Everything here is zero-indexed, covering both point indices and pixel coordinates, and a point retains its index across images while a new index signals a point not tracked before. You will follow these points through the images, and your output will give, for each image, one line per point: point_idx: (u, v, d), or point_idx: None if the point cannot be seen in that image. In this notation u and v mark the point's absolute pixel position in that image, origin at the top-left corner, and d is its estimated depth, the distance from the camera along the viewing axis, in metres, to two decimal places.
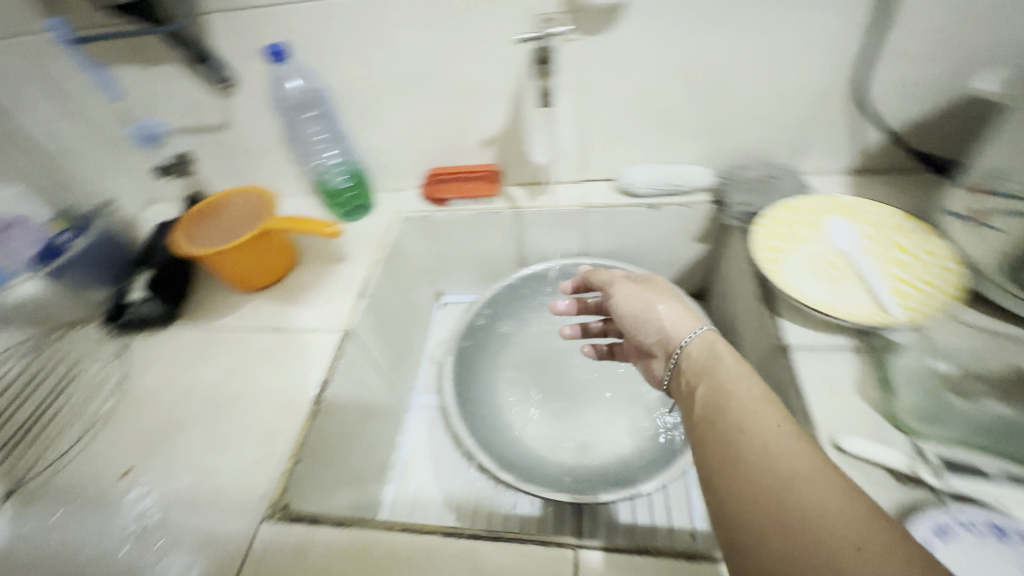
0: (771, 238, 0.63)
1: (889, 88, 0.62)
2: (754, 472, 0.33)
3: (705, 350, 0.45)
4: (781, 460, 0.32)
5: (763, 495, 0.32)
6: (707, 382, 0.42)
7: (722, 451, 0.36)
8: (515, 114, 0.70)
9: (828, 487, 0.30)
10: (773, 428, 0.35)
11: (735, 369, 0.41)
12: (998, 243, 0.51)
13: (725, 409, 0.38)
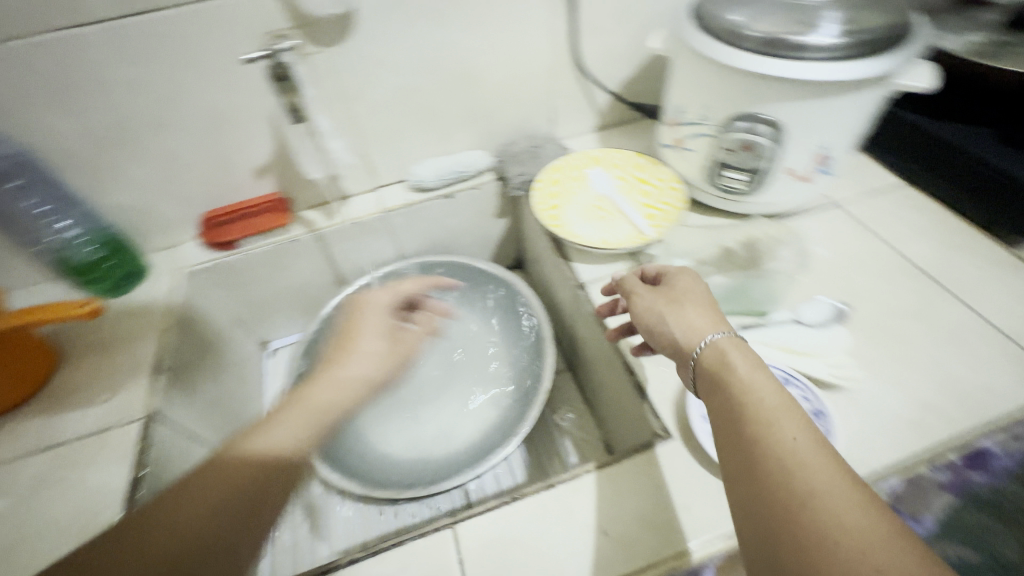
0: (550, 198, 0.72)
1: (596, 57, 0.75)
2: (776, 488, 0.30)
3: (720, 357, 0.39)
4: (802, 469, 0.30)
5: (784, 510, 0.29)
6: (712, 379, 0.38)
7: (739, 459, 0.33)
8: (279, 137, 0.68)
9: (851, 502, 0.28)
10: (787, 436, 0.32)
11: (747, 364, 0.37)
12: (697, 160, 0.66)
13: (735, 410, 0.35)
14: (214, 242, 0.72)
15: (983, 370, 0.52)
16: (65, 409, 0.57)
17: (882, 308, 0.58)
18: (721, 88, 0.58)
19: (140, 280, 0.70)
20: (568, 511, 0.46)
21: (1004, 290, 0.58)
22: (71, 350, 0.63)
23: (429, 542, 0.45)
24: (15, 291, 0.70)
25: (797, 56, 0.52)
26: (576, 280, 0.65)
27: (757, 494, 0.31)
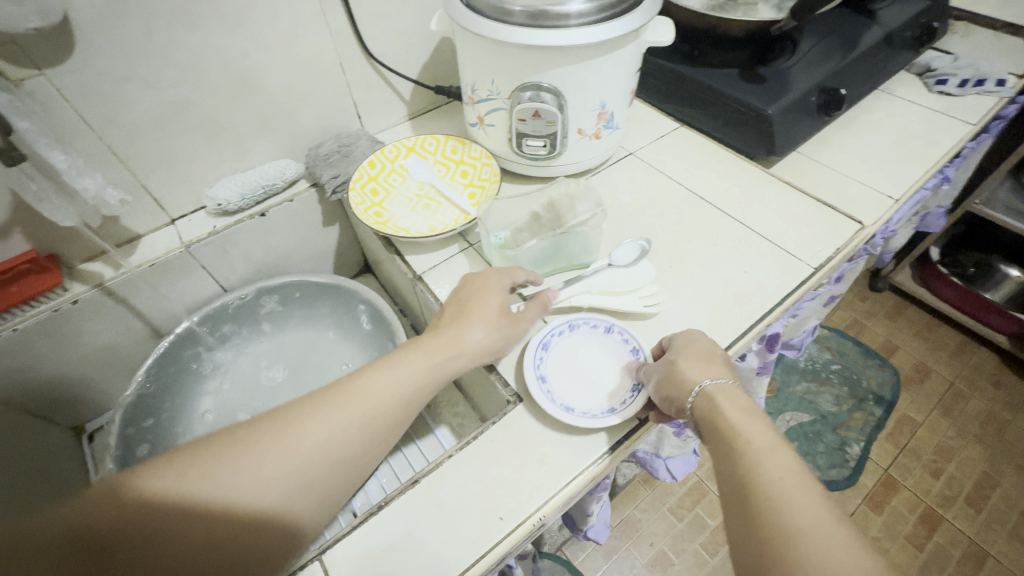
0: (370, 195, 0.70)
1: (386, 45, 0.73)
2: (771, 529, 0.35)
3: (711, 405, 0.44)
4: (798, 502, 0.35)
5: (777, 550, 0.34)
6: (707, 428, 0.43)
7: (740, 487, 0.38)
8: (14, 184, 0.56)
9: (844, 539, 0.33)
10: (774, 479, 0.37)
11: (739, 412, 0.43)
12: (500, 134, 0.69)
13: (732, 456, 0.40)
14: None
15: (754, 271, 0.62)
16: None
17: (676, 235, 0.66)
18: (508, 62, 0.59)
19: None
20: (434, 499, 0.46)
21: (760, 199, 0.71)
22: None
23: None
24: None
25: (562, 25, 0.56)
26: (412, 274, 0.64)
27: (755, 535, 0.35)
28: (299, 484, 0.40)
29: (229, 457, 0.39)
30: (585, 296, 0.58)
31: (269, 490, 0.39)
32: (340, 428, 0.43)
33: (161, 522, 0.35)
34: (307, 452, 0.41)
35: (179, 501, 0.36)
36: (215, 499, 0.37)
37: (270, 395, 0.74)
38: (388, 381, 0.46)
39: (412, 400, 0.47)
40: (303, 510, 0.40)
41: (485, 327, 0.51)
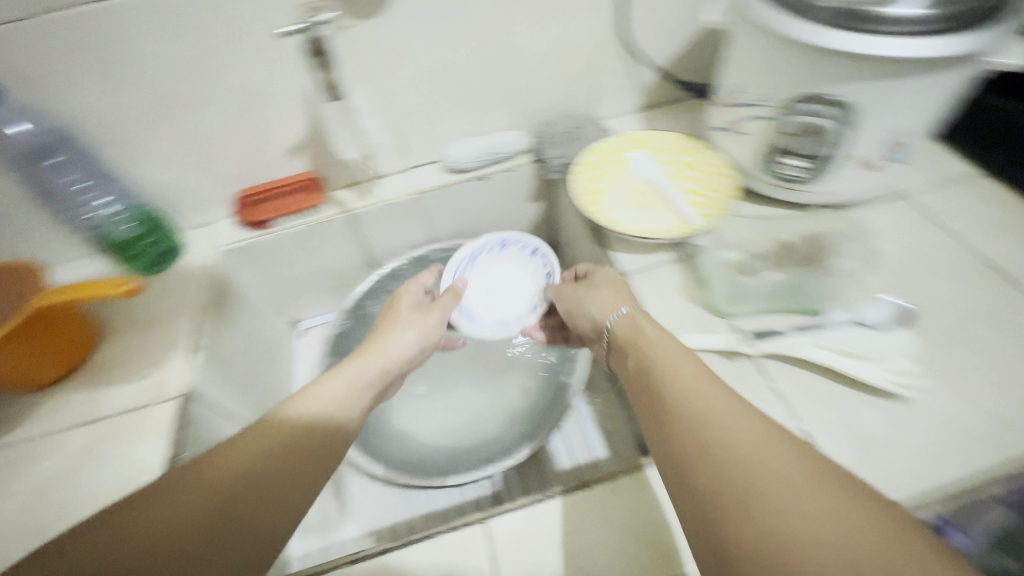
0: (589, 183, 0.68)
1: (645, 32, 0.70)
2: (741, 506, 0.28)
3: (626, 326, 0.47)
4: (750, 453, 0.30)
5: (758, 533, 0.27)
6: (648, 378, 0.39)
7: (689, 452, 0.32)
8: (314, 114, 0.66)
9: (786, 473, 0.29)
10: (736, 440, 0.31)
11: (674, 355, 0.40)
12: (751, 145, 0.62)
13: (679, 423, 0.34)
14: (251, 222, 0.72)
15: None
16: (113, 375, 0.60)
17: (952, 310, 0.53)
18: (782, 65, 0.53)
19: (175, 258, 0.69)
20: (605, 513, 0.44)
21: None
22: (111, 324, 0.65)
23: (459, 536, 0.44)
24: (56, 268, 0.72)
25: (861, 29, 0.46)
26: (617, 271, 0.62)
27: (721, 511, 0.29)
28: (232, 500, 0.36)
29: (149, 498, 0.35)
30: (824, 351, 0.50)
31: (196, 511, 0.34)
32: (334, 397, 0.46)
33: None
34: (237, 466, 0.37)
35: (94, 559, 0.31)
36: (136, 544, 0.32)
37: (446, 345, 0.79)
38: (328, 389, 0.46)
39: (354, 395, 0.47)
40: (247, 525, 0.35)
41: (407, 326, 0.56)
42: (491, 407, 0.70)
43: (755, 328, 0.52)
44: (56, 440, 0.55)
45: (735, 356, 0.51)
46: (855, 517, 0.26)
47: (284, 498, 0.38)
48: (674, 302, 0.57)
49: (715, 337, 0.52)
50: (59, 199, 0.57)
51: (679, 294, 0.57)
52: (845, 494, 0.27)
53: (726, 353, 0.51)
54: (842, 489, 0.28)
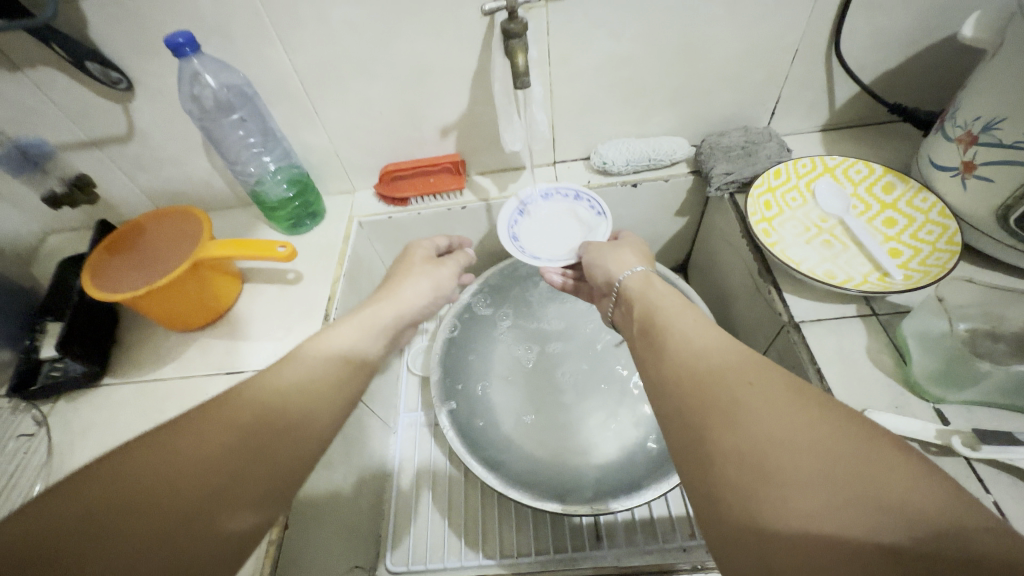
0: (761, 208, 0.61)
1: (863, 41, 0.59)
2: (733, 451, 0.28)
3: (639, 282, 0.50)
4: (775, 426, 0.28)
5: (747, 474, 0.27)
6: (655, 340, 0.40)
7: (704, 428, 0.31)
8: (475, 96, 0.63)
9: (821, 435, 0.27)
10: (740, 386, 0.31)
11: (685, 321, 0.40)
12: (989, 194, 0.49)
13: (694, 395, 0.33)
14: (391, 196, 0.72)
15: None
16: (255, 329, 0.62)
17: None
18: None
19: (317, 223, 0.72)
20: None
21: None
22: (255, 277, 0.67)
23: None
24: (211, 211, 0.77)
25: None
26: (787, 317, 0.54)
27: (720, 458, 0.29)
28: (270, 425, 0.34)
29: (193, 424, 0.33)
30: None
31: (239, 433, 0.33)
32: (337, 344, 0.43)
33: (117, 504, 0.28)
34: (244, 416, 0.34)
35: (136, 477, 0.29)
36: (181, 466, 0.30)
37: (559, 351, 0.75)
38: (342, 335, 0.44)
39: (373, 333, 0.46)
40: (271, 458, 0.33)
41: (425, 275, 0.55)
42: (603, 428, 0.67)
43: (975, 427, 0.42)
44: (200, 383, 0.58)
45: (940, 450, 0.43)
46: (837, 443, 0.26)
47: (313, 427, 0.36)
48: (859, 367, 0.49)
49: (913, 423, 0.43)
50: (230, 158, 0.64)
51: (867, 359, 0.49)
52: (835, 423, 0.27)
53: (931, 445, 0.43)
54: (831, 419, 0.27)
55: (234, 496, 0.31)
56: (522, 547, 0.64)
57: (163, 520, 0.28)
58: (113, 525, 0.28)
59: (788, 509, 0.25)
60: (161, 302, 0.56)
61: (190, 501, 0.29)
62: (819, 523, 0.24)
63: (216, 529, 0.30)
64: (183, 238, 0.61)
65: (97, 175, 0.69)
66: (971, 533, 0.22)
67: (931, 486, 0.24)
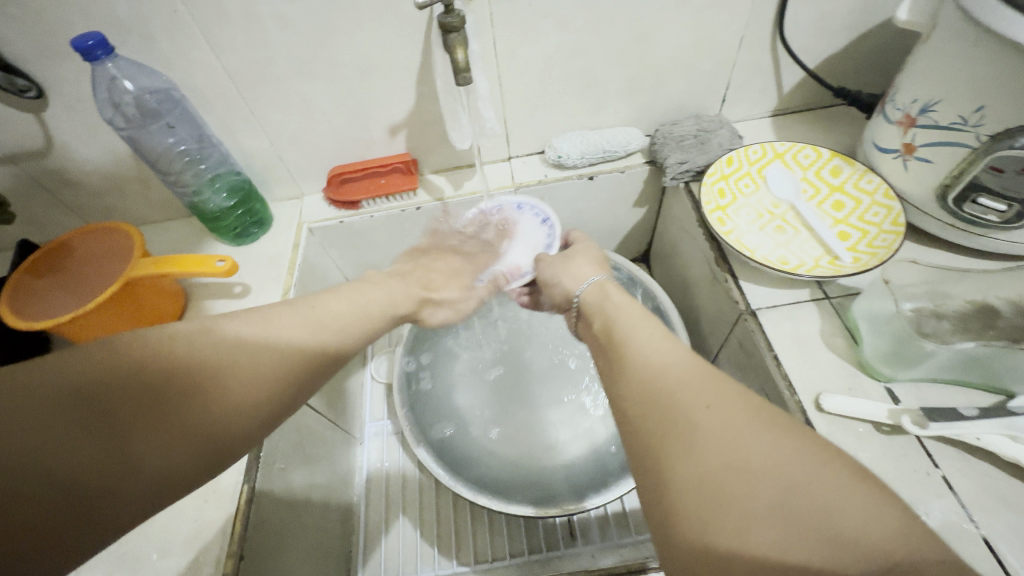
0: (716, 196, 0.61)
1: (806, 26, 0.60)
2: (688, 480, 0.25)
3: (596, 294, 0.47)
4: (740, 446, 0.25)
5: (703, 502, 0.25)
6: (617, 354, 0.36)
7: (658, 445, 0.28)
8: (421, 93, 0.61)
9: (787, 457, 0.24)
10: (696, 408, 0.28)
11: (647, 335, 0.36)
12: (928, 174, 0.51)
13: (654, 411, 0.29)
14: (342, 201, 0.70)
15: None
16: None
17: None
18: (995, 86, 0.42)
19: (264, 231, 0.69)
20: None
21: None
22: (199, 294, 0.64)
23: None
24: (149, 224, 0.72)
25: None
26: (744, 305, 0.54)
27: (678, 483, 0.26)
28: (298, 355, 0.36)
29: (195, 337, 0.32)
30: (1012, 444, 0.39)
31: (264, 353, 0.34)
32: (344, 309, 0.41)
33: (161, 378, 0.30)
34: (232, 343, 0.33)
35: (176, 360, 0.31)
36: (214, 366, 0.32)
37: (525, 348, 0.75)
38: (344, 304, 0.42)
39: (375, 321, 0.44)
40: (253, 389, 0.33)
41: (446, 305, 0.58)
42: (572, 425, 0.67)
43: (923, 406, 0.43)
44: None
45: (889, 429, 0.44)
46: (795, 465, 0.24)
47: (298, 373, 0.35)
48: (814, 351, 0.50)
49: (865, 404, 0.44)
50: (162, 168, 0.60)
51: (821, 342, 0.50)
52: (792, 444, 0.25)
53: (882, 424, 0.44)
54: (800, 439, 0.25)
55: (258, 406, 0.33)
56: (497, 552, 0.63)
57: (149, 421, 0.29)
58: (157, 398, 0.29)
59: (748, 542, 0.23)
60: (95, 328, 0.52)
61: (219, 397, 0.31)
62: (781, 554, 0.22)
63: (233, 429, 0.32)
64: (115, 254, 0.57)
65: (18, 193, 0.64)
66: (928, 567, 0.21)
67: (889, 514, 0.22)
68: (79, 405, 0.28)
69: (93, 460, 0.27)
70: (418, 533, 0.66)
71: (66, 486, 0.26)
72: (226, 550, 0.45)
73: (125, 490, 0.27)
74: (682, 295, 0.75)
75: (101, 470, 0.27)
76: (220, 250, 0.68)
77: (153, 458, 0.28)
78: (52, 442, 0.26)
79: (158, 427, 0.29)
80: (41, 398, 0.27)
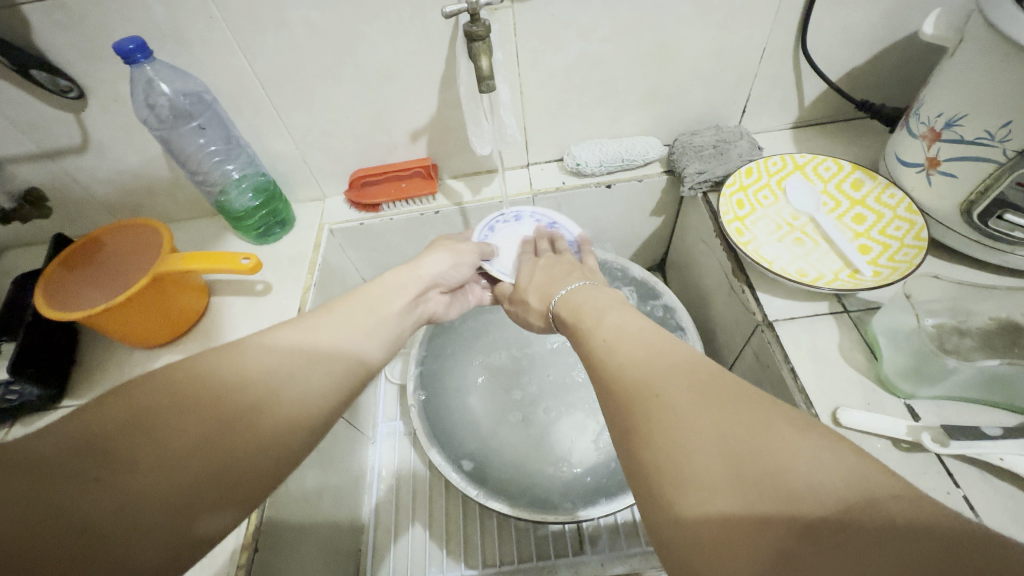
0: (734, 206, 0.61)
1: (829, 39, 0.60)
2: (656, 459, 0.27)
3: (579, 295, 0.46)
4: (699, 421, 0.26)
5: (662, 480, 0.26)
6: (601, 340, 0.37)
7: (633, 419, 0.29)
8: (443, 100, 0.62)
9: (740, 425, 0.25)
10: (660, 397, 0.29)
11: (630, 326, 0.37)
12: (952, 189, 0.50)
13: (632, 392, 0.30)
14: (363, 203, 0.71)
15: None
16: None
17: None
18: None
19: (286, 231, 0.70)
20: None
21: None
22: (224, 289, 0.65)
23: None
24: (177, 222, 0.75)
25: None
26: (761, 316, 0.54)
27: (648, 449, 0.27)
28: (303, 357, 0.36)
29: (192, 372, 0.32)
30: None
31: (261, 369, 0.34)
32: (352, 313, 0.43)
33: (172, 416, 0.29)
34: (228, 371, 0.33)
35: (184, 394, 0.31)
36: (211, 395, 0.31)
37: (538, 353, 0.75)
38: (347, 313, 0.43)
39: (382, 335, 0.44)
40: (256, 418, 0.32)
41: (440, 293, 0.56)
42: (584, 432, 0.67)
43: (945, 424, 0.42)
44: None
45: (910, 447, 0.43)
46: (752, 434, 0.25)
47: (298, 387, 0.35)
48: (832, 364, 0.49)
49: (884, 420, 0.43)
50: (191, 168, 0.62)
51: (841, 357, 0.49)
52: (757, 415, 0.26)
53: (901, 441, 0.43)
54: (761, 410, 0.26)
55: (267, 430, 0.32)
56: (505, 557, 0.63)
57: (156, 460, 0.28)
58: (154, 434, 0.29)
59: (705, 503, 0.24)
60: (123, 321, 0.54)
61: (237, 430, 0.31)
62: (735, 511, 0.23)
63: (256, 460, 0.31)
64: (142, 248, 0.59)
65: (53, 188, 0.66)
66: (884, 505, 0.22)
67: (843, 463, 0.23)
68: (90, 451, 0.27)
69: (115, 504, 0.26)
70: (427, 535, 0.66)
71: (91, 533, 0.25)
72: (241, 542, 0.46)
73: (147, 531, 0.27)
74: (698, 305, 0.75)
75: (125, 517, 0.26)
76: (244, 248, 0.70)
77: (178, 496, 0.28)
78: (69, 490, 0.26)
79: (178, 465, 0.28)
80: (51, 453, 0.27)
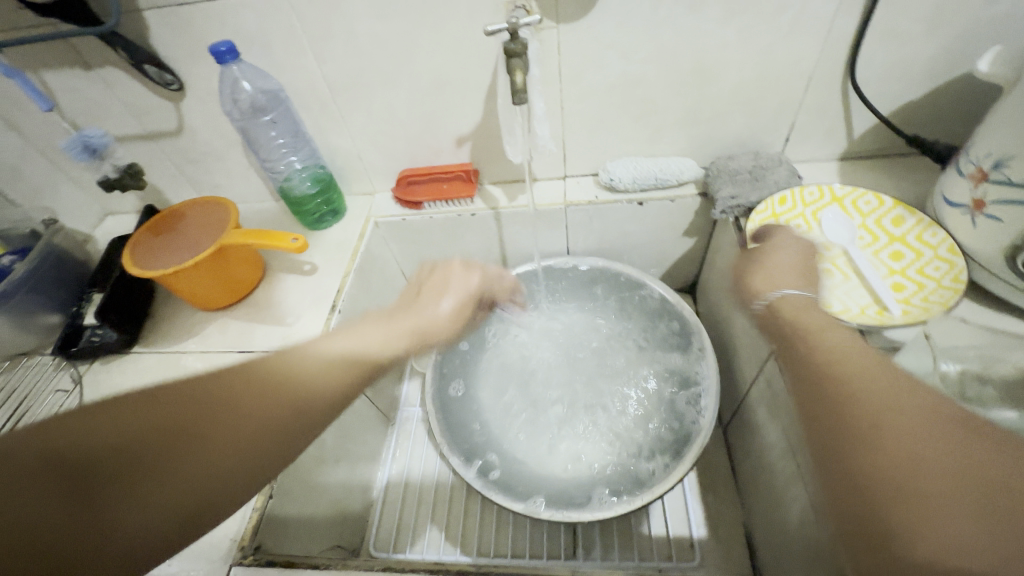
0: (764, 232, 0.61)
1: (879, 72, 0.59)
2: (891, 491, 0.30)
3: (792, 305, 0.48)
4: (968, 451, 0.30)
5: (902, 510, 0.29)
6: (821, 354, 0.40)
7: (863, 444, 0.32)
8: (488, 110, 0.66)
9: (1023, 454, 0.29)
10: (898, 424, 0.32)
11: (842, 343, 0.41)
12: (995, 234, 0.48)
13: (863, 418, 0.34)
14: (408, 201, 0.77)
15: None
16: (238, 328, 0.66)
17: None
18: None
19: (337, 219, 0.77)
20: None
21: None
22: (277, 266, 0.73)
23: None
24: (246, 204, 0.84)
25: None
26: (775, 344, 0.53)
27: (880, 483, 0.31)
28: (281, 400, 0.38)
29: (176, 405, 0.34)
30: None
31: (240, 410, 0.36)
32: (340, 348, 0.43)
33: (151, 451, 0.32)
34: (209, 407, 0.35)
35: (166, 430, 0.33)
36: (191, 434, 0.33)
37: (556, 359, 0.77)
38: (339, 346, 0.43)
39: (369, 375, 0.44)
40: (230, 462, 0.34)
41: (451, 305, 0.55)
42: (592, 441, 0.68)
43: None
44: (217, 358, 0.63)
45: None
46: None
47: (271, 435, 0.36)
48: None
49: None
50: (263, 156, 0.70)
51: None
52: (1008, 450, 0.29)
53: None
54: (980, 448, 0.29)
55: (235, 476, 0.34)
56: (499, 550, 0.65)
57: (131, 496, 0.30)
58: (129, 469, 0.31)
59: (923, 542, 0.27)
60: (189, 283, 0.61)
61: (205, 474, 0.33)
62: (958, 553, 0.26)
63: (221, 503, 0.33)
64: (213, 223, 0.67)
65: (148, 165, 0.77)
66: None
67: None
68: (66, 474, 0.29)
69: (83, 535, 0.28)
70: (429, 518, 0.70)
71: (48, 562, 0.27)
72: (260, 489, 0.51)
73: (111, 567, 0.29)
74: (720, 329, 0.74)
75: (89, 548, 0.28)
76: (300, 232, 0.77)
77: (145, 534, 0.30)
78: (46, 512, 0.28)
79: (152, 499, 0.31)
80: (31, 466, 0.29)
